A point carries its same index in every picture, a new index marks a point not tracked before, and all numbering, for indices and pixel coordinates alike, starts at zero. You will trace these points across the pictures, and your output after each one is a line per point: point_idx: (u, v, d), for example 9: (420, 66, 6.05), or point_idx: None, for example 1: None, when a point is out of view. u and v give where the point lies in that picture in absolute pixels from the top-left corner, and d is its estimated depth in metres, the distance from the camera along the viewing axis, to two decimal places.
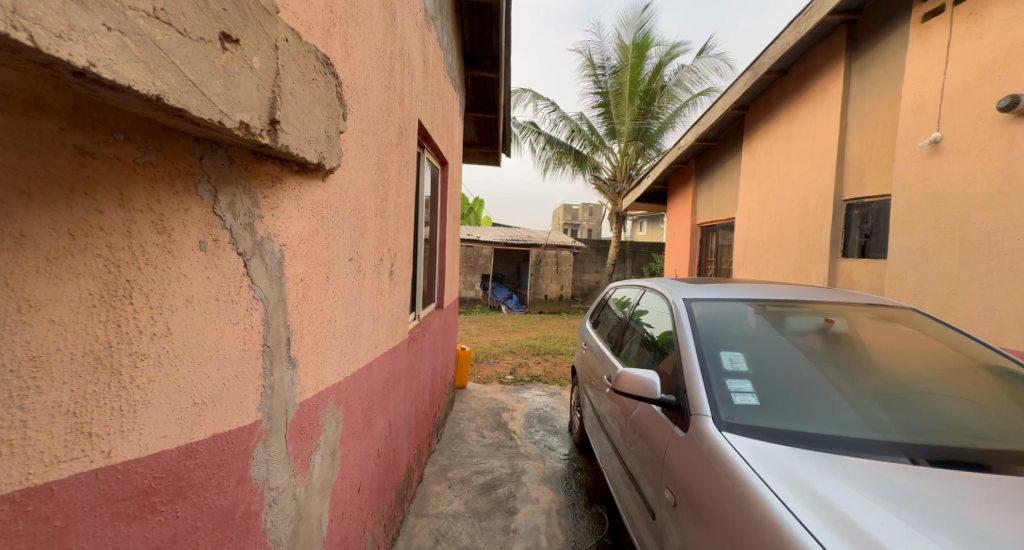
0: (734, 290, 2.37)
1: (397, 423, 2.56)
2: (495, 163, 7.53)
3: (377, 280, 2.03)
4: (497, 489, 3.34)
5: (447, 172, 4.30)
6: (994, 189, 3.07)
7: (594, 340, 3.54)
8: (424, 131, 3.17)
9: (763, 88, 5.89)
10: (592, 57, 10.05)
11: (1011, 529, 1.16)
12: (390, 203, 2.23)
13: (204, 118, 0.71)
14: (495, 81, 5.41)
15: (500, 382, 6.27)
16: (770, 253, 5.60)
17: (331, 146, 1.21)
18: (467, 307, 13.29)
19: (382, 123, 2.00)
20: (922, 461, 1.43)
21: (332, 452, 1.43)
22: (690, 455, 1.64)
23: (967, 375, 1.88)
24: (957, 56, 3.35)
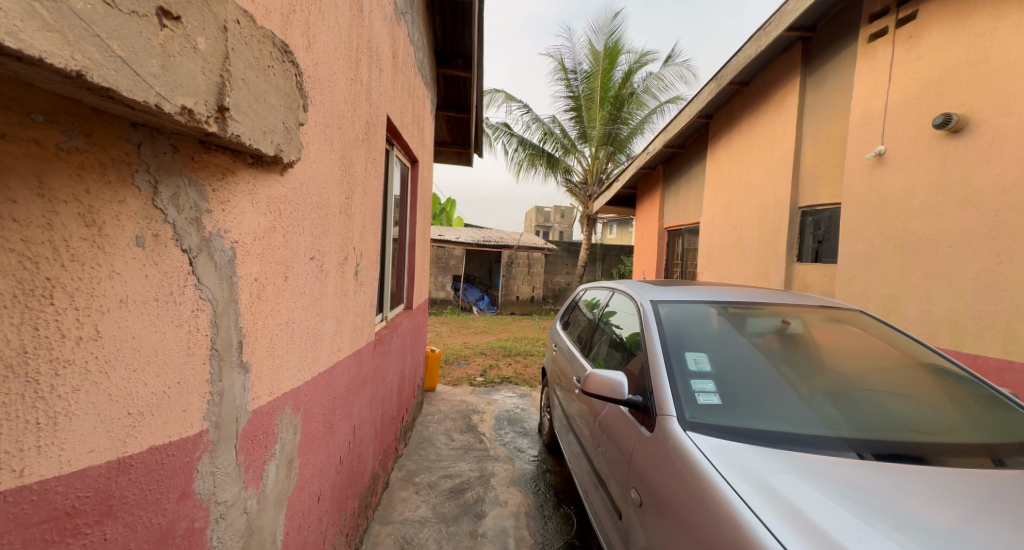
0: (699, 293, 2.43)
1: (362, 427, 2.49)
2: (468, 163, 7.49)
3: (340, 280, 1.96)
4: (466, 492, 3.29)
5: (417, 171, 4.23)
6: (931, 199, 3.29)
7: (564, 340, 3.56)
8: (393, 128, 3.10)
9: (725, 98, 6.09)
10: (564, 61, 10.16)
11: (950, 517, 1.22)
12: (355, 200, 2.16)
13: (138, 100, 0.66)
14: (468, 80, 5.36)
15: (471, 384, 6.22)
16: (732, 257, 5.79)
17: (289, 139, 1.15)
18: (438, 309, 13.15)
19: (347, 118, 1.93)
20: (868, 455, 1.49)
21: (289, 460, 1.36)
22: (655, 455, 1.66)
23: (907, 371, 1.98)
24: (899, 74, 3.57)
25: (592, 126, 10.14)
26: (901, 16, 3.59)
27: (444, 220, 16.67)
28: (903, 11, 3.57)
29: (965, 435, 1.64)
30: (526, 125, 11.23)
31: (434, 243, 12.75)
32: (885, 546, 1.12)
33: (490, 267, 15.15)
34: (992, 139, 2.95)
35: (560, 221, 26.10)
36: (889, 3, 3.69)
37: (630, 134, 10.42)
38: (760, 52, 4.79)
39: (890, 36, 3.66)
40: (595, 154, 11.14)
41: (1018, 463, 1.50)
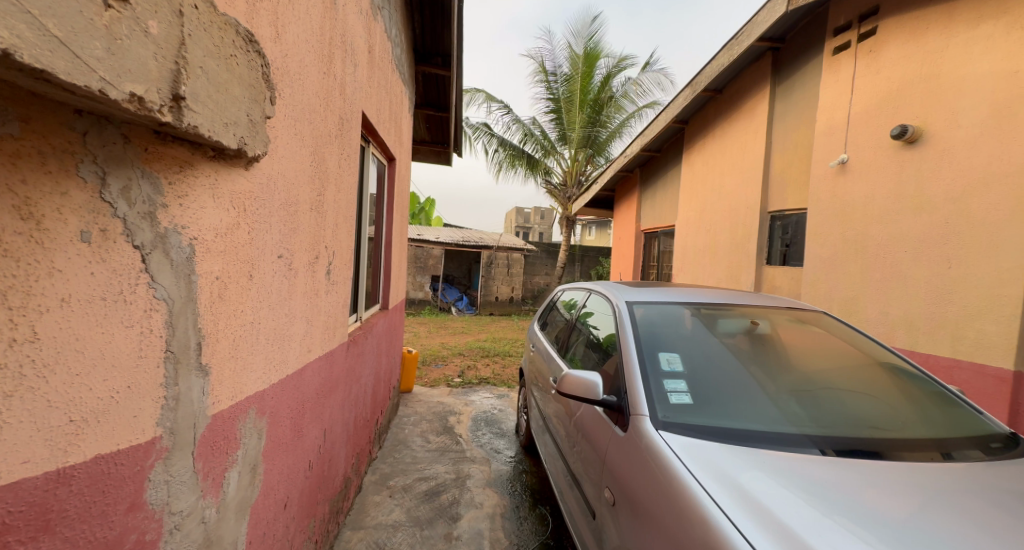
0: (673, 294, 2.47)
1: (333, 430, 2.43)
2: (447, 162, 7.44)
3: (311, 280, 1.90)
4: (441, 495, 3.25)
5: (394, 169, 4.16)
6: (889, 206, 3.44)
7: (542, 341, 3.56)
8: (368, 125, 3.04)
9: (699, 104, 6.24)
10: (544, 63, 10.21)
11: (904, 509, 1.27)
12: (328, 197, 2.11)
13: (78, 83, 0.62)
14: (447, 79, 5.32)
15: (448, 385, 6.16)
16: (705, 259, 5.93)
17: (254, 132, 1.11)
18: (415, 309, 13.01)
19: (319, 113, 1.88)
20: (830, 451, 1.54)
21: (253, 467, 1.32)
22: (628, 454, 1.68)
23: (866, 370, 2.06)
24: (861, 85, 3.72)
25: (571, 128, 10.22)
26: (862, 31, 3.75)
27: (422, 220, 16.50)
28: (864, 26, 3.73)
29: (917, 430, 1.71)
30: (506, 126, 11.23)
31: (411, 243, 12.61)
32: (843, 538, 1.15)
33: (469, 267, 15.08)
34: (944, 150, 3.11)
35: (539, 223, 26.21)
36: (851, 17, 3.85)
37: (608, 137, 10.55)
38: (732, 60, 4.92)
39: (852, 49, 3.82)
40: (574, 156, 11.22)
41: (965, 456, 1.58)
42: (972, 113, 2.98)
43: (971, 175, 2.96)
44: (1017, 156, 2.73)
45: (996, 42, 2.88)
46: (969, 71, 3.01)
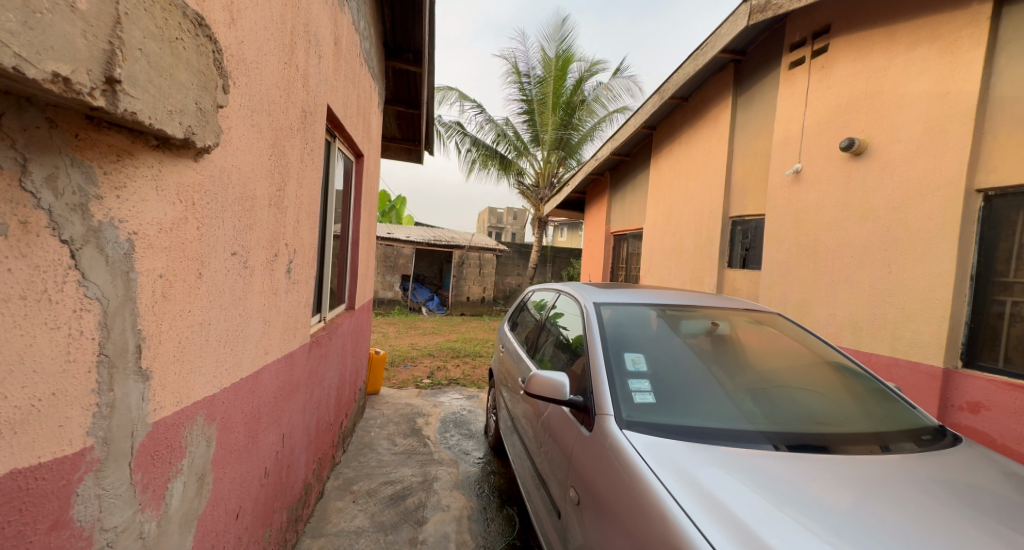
0: (640, 295, 2.52)
1: (293, 435, 2.34)
2: (418, 160, 7.36)
3: (270, 278, 1.82)
4: (407, 499, 3.19)
5: (361, 166, 4.06)
6: (837, 213, 3.63)
7: (512, 341, 3.56)
8: (333, 119, 2.95)
9: (666, 111, 6.40)
10: (517, 64, 10.24)
11: (846, 499, 1.33)
12: (289, 192, 2.03)
13: None
14: (418, 75, 5.23)
15: (418, 386, 6.07)
16: (670, 261, 6.09)
17: (204, 122, 1.05)
18: (385, 309, 12.78)
19: (280, 104, 1.80)
20: (782, 446, 1.61)
21: (201, 476, 1.24)
22: (593, 454, 1.69)
23: (816, 368, 2.16)
24: (814, 98, 3.91)
25: (544, 130, 10.28)
26: (815, 48, 3.95)
27: (393, 218, 16.24)
28: (817, 43, 3.92)
29: (859, 425, 1.80)
30: (479, 126, 11.19)
31: (381, 241, 12.38)
32: (791, 529, 1.20)
33: (441, 267, 14.93)
34: (886, 162, 3.32)
35: (511, 223, 26.22)
36: (806, 34, 4.04)
37: (580, 140, 10.66)
38: (696, 70, 5.08)
39: (806, 65, 4.01)
40: (546, 158, 11.28)
41: (901, 448, 1.68)
42: (910, 128, 3.18)
43: (908, 186, 3.16)
44: (948, 170, 2.94)
45: (931, 63, 3.09)
46: (908, 89, 3.22)
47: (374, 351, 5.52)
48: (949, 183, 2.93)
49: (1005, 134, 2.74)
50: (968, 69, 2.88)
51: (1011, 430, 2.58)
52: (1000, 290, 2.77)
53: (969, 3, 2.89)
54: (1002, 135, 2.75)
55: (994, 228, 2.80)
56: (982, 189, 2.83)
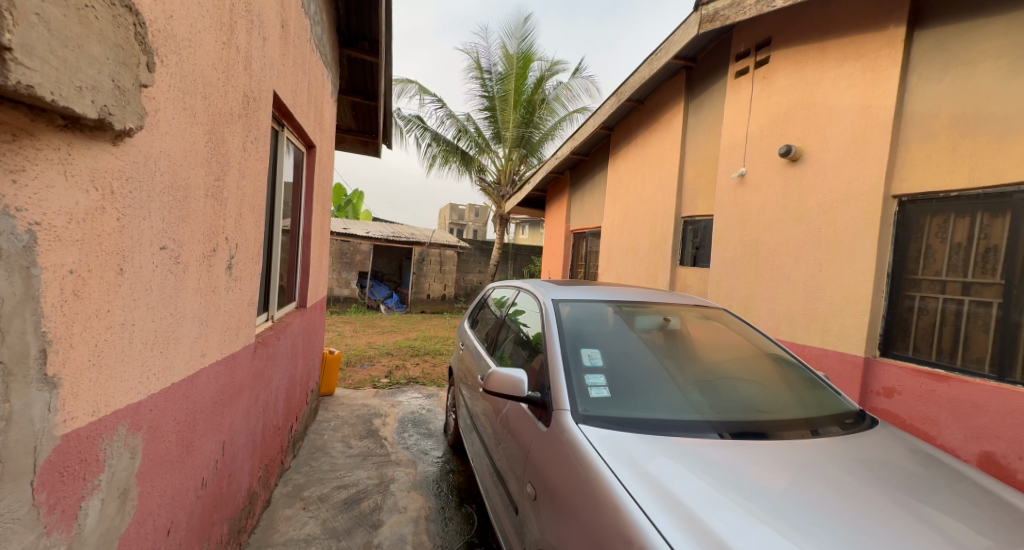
0: (598, 292, 2.55)
1: (235, 442, 2.20)
2: (375, 153, 7.16)
3: (207, 276, 1.70)
4: (361, 502, 3.09)
5: (313, 158, 3.88)
6: (776, 215, 3.85)
7: (472, 338, 3.53)
8: (281, 106, 2.79)
9: (623, 113, 6.55)
10: (478, 60, 10.17)
11: (782, 482, 1.41)
12: (229, 182, 1.89)
13: None
14: (375, 65, 5.07)
15: (375, 386, 5.91)
16: (627, 259, 6.25)
17: (124, 101, 0.96)
18: (341, 308, 12.35)
19: (217, 89, 1.67)
20: (726, 434, 1.68)
21: (123, 491, 1.14)
22: (550, 448, 1.70)
23: (757, 360, 2.28)
24: (757, 105, 4.12)
25: (505, 127, 10.27)
26: (759, 59, 4.15)
27: (350, 213, 15.71)
28: (760, 54, 4.12)
29: (794, 412, 1.92)
30: (439, 120, 11.03)
31: (337, 236, 11.95)
32: (734, 513, 1.25)
33: (400, 264, 14.61)
34: (818, 167, 3.55)
35: (473, 220, 26.05)
36: (749, 46, 4.25)
37: (541, 138, 10.73)
38: (651, 74, 5.22)
39: (750, 74, 4.22)
40: (508, 155, 11.28)
41: (829, 431, 1.80)
42: (838, 138, 3.42)
43: (837, 190, 3.40)
44: (872, 176, 3.18)
45: (856, 78, 3.33)
46: (837, 101, 3.46)
47: (328, 351, 5.31)
48: (871, 188, 3.18)
49: (917, 145, 3.01)
50: (888, 85, 3.13)
51: (919, 411, 2.88)
52: (912, 286, 3.04)
53: (889, 24, 3.15)
54: (914, 147, 3.02)
55: (907, 231, 3.07)
56: (898, 195, 3.09)
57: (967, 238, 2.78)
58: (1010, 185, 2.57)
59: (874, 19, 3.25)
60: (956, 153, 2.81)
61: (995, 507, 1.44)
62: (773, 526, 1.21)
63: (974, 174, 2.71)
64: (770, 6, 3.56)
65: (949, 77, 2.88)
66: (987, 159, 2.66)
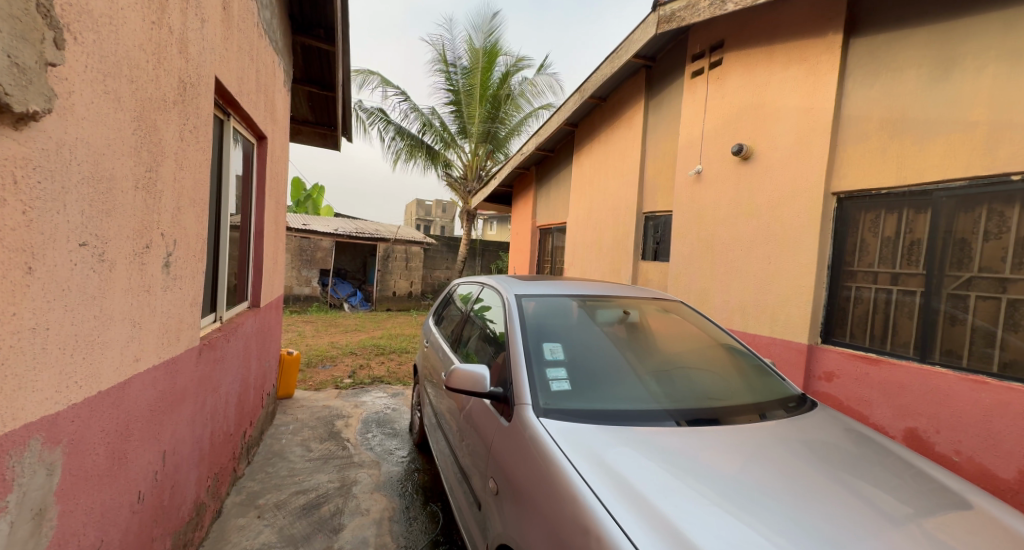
0: (561, 287, 2.57)
1: (178, 451, 2.06)
2: (334, 146, 6.92)
3: (140, 276, 1.58)
4: (321, 507, 2.99)
5: (265, 150, 3.68)
6: (729, 211, 4.01)
7: (437, 335, 3.48)
8: (225, 94, 2.63)
9: (586, 110, 6.63)
10: (443, 53, 10.00)
11: (731, 464, 1.47)
12: (164, 174, 1.76)
13: None
14: (332, 54, 4.86)
15: (338, 386, 5.73)
16: (591, 254, 6.34)
17: (28, 81, 0.88)
18: (301, 307, 11.87)
19: (147, 73, 1.55)
20: (682, 422, 1.73)
21: (38, 511, 1.05)
22: (511, 443, 1.69)
23: (712, 350, 2.36)
24: (711, 104, 4.26)
25: (471, 122, 10.18)
26: (712, 60, 4.29)
27: (309, 208, 15.14)
28: (713, 55, 4.26)
29: (744, 398, 2.00)
30: (402, 113, 10.78)
31: (296, 233, 11.47)
32: (685, 496, 1.29)
33: (364, 260, 14.24)
34: (766, 165, 3.72)
35: (439, 216, 25.76)
36: (704, 47, 4.38)
37: (507, 134, 10.69)
38: (611, 72, 5.30)
39: (705, 75, 4.35)
40: (473, 151, 11.17)
41: (775, 415, 1.89)
42: (784, 137, 3.59)
43: (783, 187, 3.57)
44: (813, 174, 3.37)
45: (800, 81, 3.50)
46: (782, 102, 3.63)
47: (287, 352, 5.10)
48: (813, 186, 3.36)
49: (853, 145, 3.20)
50: (827, 88, 3.32)
51: (855, 393, 3.09)
52: (848, 277, 3.25)
53: (829, 30, 3.33)
54: (850, 147, 3.22)
55: (844, 225, 3.27)
56: (836, 191, 3.28)
57: (895, 232, 3.00)
58: (931, 183, 2.79)
59: (815, 24, 3.42)
60: (887, 153, 3.01)
61: (916, 477, 1.57)
62: (722, 507, 1.26)
63: (901, 173, 2.92)
64: (721, 10, 3.67)
65: (880, 82, 3.08)
66: (913, 159, 2.87)
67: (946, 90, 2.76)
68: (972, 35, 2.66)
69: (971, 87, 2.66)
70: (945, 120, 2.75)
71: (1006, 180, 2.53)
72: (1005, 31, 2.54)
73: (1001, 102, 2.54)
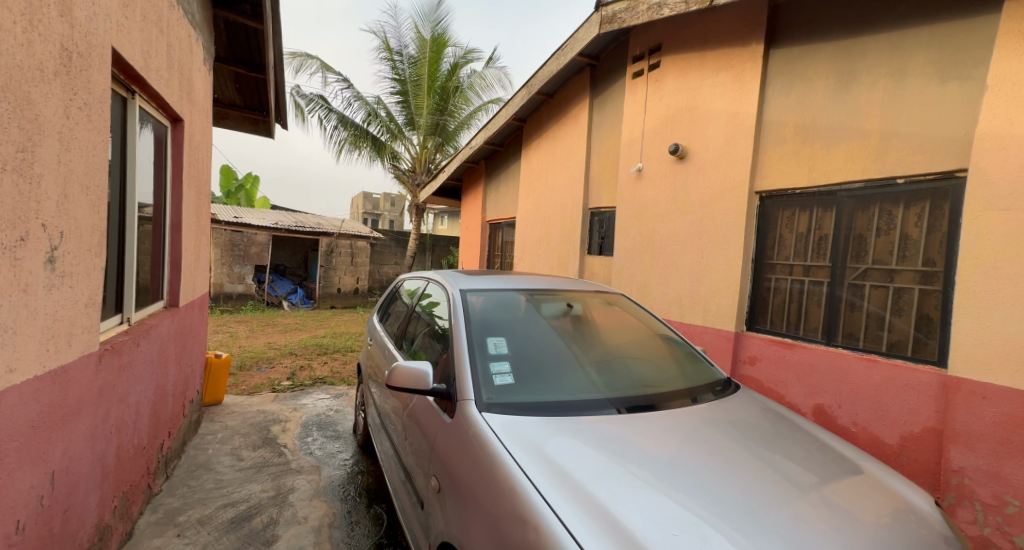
0: (508, 281, 2.55)
1: (73, 470, 1.81)
2: (267, 134, 6.46)
3: (13, 274, 1.36)
4: (252, 519, 2.78)
5: (181, 134, 3.33)
6: (667, 208, 4.18)
7: (381, 333, 3.34)
8: (127, 68, 2.33)
9: (534, 107, 6.66)
10: (388, 40, 9.64)
11: (664, 447, 1.52)
12: (44, 156, 1.52)
13: None
14: (261, 32, 4.48)
15: (276, 390, 5.37)
16: (539, 249, 6.39)
17: None
18: (235, 306, 11.00)
19: (13, 36, 1.33)
20: (622, 409, 1.77)
21: None
22: (454, 439, 1.65)
23: (651, 339, 2.44)
24: (650, 104, 4.42)
25: (419, 113, 9.90)
26: (651, 62, 4.44)
27: (241, 199, 14.02)
28: (652, 58, 4.41)
29: (677, 384, 2.09)
30: (345, 102, 10.27)
31: (227, 226, 10.61)
32: (620, 481, 1.31)
33: (305, 255, 13.50)
34: (699, 164, 3.91)
35: (388, 209, 24.97)
36: (643, 49, 4.53)
37: (456, 127, 10.50)
38: (557, 69, 5.34)
39: (645, 77, 4.50)
40: (422, 143, 10.88)
41: (705, 398, 1.99)
42: (714, 138, 3.79)
43: (714, 185, 3.77)
44: (740, 173, 3.58)
45: (727, 86, 3.71)
46: (711, 105, 3.83)
47: (215, 355, 4.68)
48: (739, 184, 3.58)
49: (772, 148, 3.44)
50: (751, 93, 3.54)
51: (774, 376, 3.34)
52: (769, 270, 3.50)
53: (752, 38, 3.54)
54: (770, 149, 3.45)
55: (765, 222, 3.51)
56: (759, 191, 3.52)
57: (807, 228, 3.26)
58: (835, 184, 3.07)
59: (740, 32, 3.63)
60: (799, 155, 3.26)
61: (822, 449, 1.71)
62: (654, 487, 1.29)
63: (811, 174, 3.18)
64: (658, 13, 3.78)
65: (795, 90, 3.32)
66: (821, 161, 3.13)
67: (848, 98, 3.03)
68: (868, 50, 2.94)
69: (866, 98, 2.94)
70: (846, 127, 3.02)
71: (893, 183, 2.83)
72: (893, 50, 2.83)
73: (891, 113, 2.83)
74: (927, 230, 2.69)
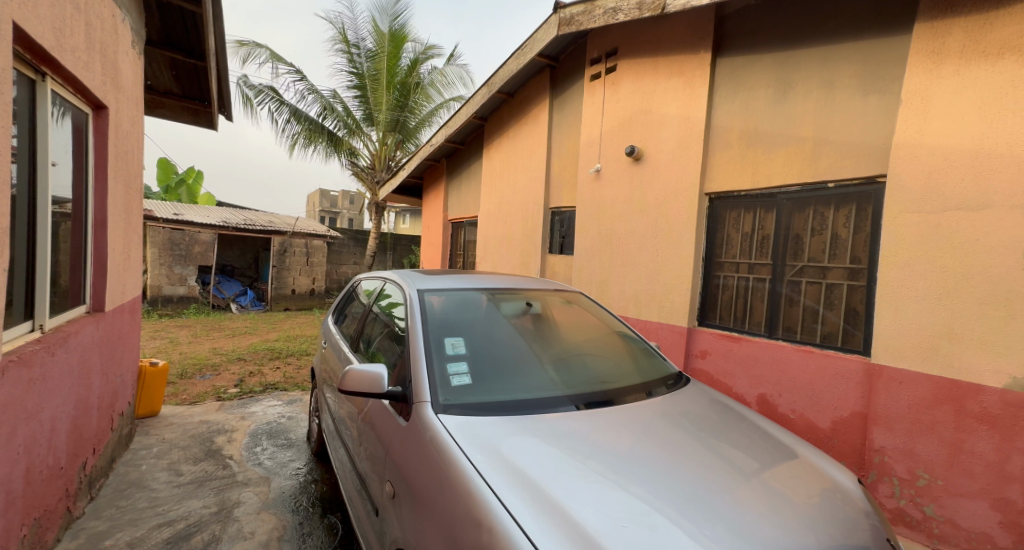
0: (468, 280, 2.48)
1: None
2: (211, 125, 6.04)
3: None
4: (191, 538, 2.56)
5: (106, 124, 3.01)
6: (624, 207, 4.24)
7: (336, 335, 3.19)
8: (34, 48, 2.07)
9: (495, 106, 6.61)
10: (345, 32, 9.28)
11: (619, 441, 1.51)
12: None
13: None
14: (200, 17, 4.14)
15: (222, 398, 5.02)
16: (501, 248, 6.35)
17: None
18: (176, 307, 10.16)
19: None
20: (581, 405, 1.75)
21: None
22: (409, 443, 1.57)
23: (609, 336, 2.45)
24: (608, 106, 4.48)
25: (378, 109, 9.61)
26: (608, 65, 4.51)
27: (183, 195, 13.03)
28: (609, 61, 4.47)
29: (634, 379, 2.11)
30: (299, 95, 9.80)
31: (166, 222, 9.81)
32: (575, 476, 1.28)
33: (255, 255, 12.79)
34: (654, 166, 3.99)
35: (346, 207, 24.14)
36: (600, 52, 4.58)
37: (417, 124, 10.28)
38: (517, 69, 5.32)
39: (602, 79, 4.56)
40: (381, 140, 10.57)
41: (660, 392, 2.02)
42: (667, 141, 3.89)
43: (667, 187, 3.86)
44: (691, 174, 3.69)
45: (679, 90, 3.81)
46: (664, 108, 3.93)
47: (150, 364, 4.28)
48: (689, 186, 3.69)
49: (719, 151, 3.57)
50: (701, 98, 3.65)
51: (723, 368, 3.47)
52: (718, 268, 3.62)
53: (702, 45, 3.66)
54: (717, 152, 3.58)
55: (713, 223, 3.64)
56: (708, 192, 3.64)
57: (751, 228, 3.41)
58: (775, 187, 3.23)
59: (691, 40, 3.74)
60: (744, 159, 3.40)
61: (765, 436, 1.77)
62: (608, 481, 1.28)
63: (755, 175, 3.33)
64: (613, 18, 3.82)
65: (739, 97, 3.45)
66: (764, 164, 3.27)
67: (787, 105, 3.18)
68: (804, 62, 3.09)
69: (803, 105, 3.10)
70: (786, 133, 3.17)
71: (824, 186, 3.00)
72: (825, 62, 2.99)
73: (823, 120, 2.98)
74: (855, 230, 2.88)
